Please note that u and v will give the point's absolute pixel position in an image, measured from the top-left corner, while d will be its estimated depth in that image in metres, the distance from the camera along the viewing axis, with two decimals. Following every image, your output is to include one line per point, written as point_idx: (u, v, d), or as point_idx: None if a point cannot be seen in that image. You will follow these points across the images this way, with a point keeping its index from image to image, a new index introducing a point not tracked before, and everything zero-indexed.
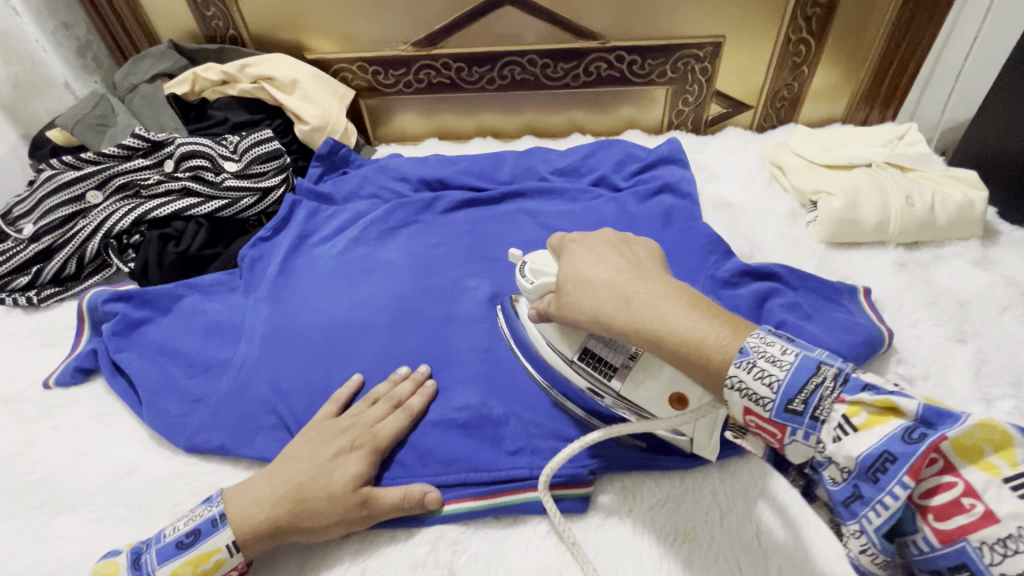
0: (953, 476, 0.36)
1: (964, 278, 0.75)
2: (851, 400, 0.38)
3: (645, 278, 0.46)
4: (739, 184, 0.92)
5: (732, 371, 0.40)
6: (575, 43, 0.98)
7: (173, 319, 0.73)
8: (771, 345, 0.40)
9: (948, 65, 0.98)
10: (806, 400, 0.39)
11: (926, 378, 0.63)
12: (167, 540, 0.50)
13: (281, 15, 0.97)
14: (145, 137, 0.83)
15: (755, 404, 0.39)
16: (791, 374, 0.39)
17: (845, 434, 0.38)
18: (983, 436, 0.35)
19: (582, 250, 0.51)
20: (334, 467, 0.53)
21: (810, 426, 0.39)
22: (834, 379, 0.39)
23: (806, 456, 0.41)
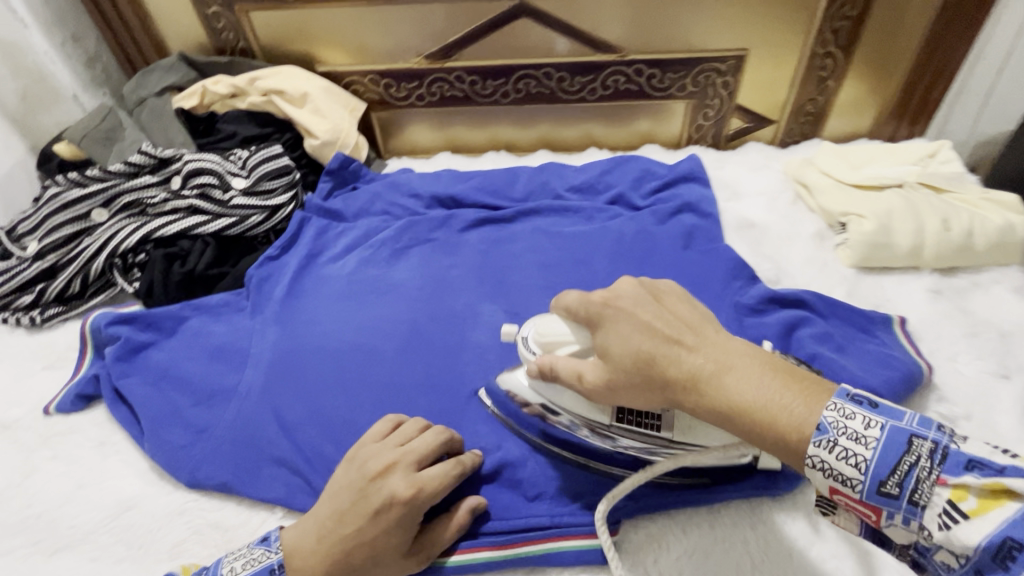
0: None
1: (1005, 307, 0.71)
2: (956, 483, 0.32)
3: (706, 345, 0.42)
4: (762, 203, 0.89)
5: (811, 451, 0.36)
6: (593, 56, 0.95)
7: (177, 342, 0.71)
8: (852, 419, 0.35)
9: (980, 80, 0.94)
10: (901, 483, 0.34)
11: (969, 419, 0.59)
12: None
13: (292, 27, 0.95)
14: (152, 153, 0.81)
15: (842, 486, 0.35)
16: (879, 454, 0.34)
17: (956, 521, 0.32)
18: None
19: (621, 313, 0.45)
20: (378, 532, 0.48)
21: (909, 511, 0.33)
22: (930, 457, 0.33)
23: (908, 542, 0.35)
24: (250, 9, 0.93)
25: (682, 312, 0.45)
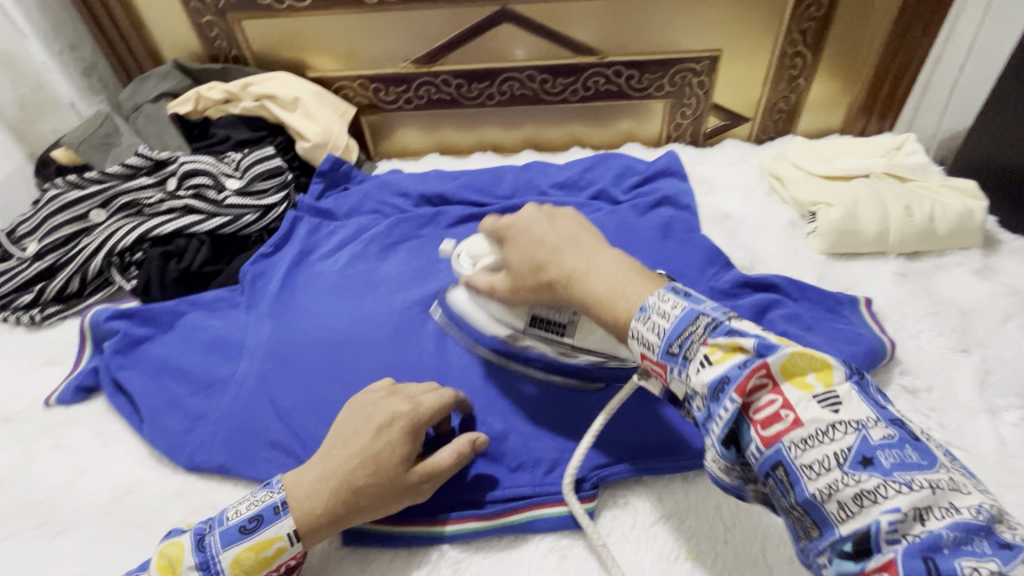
0: (775, 393, 0.38)
1: (966, 288, 0.74)
2: (713, 342, 0.40)
3: (579, 248, 0.52)
4: (738, 195, 0.93)
5: (632, 325, 0.44)
6: (573, 59, 0.99)
7: (175, 335, 0.73)
8: (664, 301, 0.44)
9: (944, 76, 0.98)
10: (682, 344, 0.41)
11: (930, 390, 0.63)
12: (230, 523, 0.49)
13: (283, 35, 0.98)
14: (149, 155, 0.84)
15: (647, 350, 0.43)
16: (674, 322, 0.42)
17: (703, 367, 0.40)
18: (806, 362, 0.39)
19: (519, 230, 0.57)
20: (381, 445, 0.51)
21: (680, 364, 0.41)
22: (705, 327, 0.41)
23: (681, 392, 0.42)
24: (242, 18, 0.96)
25: (574, 226, 0.55)
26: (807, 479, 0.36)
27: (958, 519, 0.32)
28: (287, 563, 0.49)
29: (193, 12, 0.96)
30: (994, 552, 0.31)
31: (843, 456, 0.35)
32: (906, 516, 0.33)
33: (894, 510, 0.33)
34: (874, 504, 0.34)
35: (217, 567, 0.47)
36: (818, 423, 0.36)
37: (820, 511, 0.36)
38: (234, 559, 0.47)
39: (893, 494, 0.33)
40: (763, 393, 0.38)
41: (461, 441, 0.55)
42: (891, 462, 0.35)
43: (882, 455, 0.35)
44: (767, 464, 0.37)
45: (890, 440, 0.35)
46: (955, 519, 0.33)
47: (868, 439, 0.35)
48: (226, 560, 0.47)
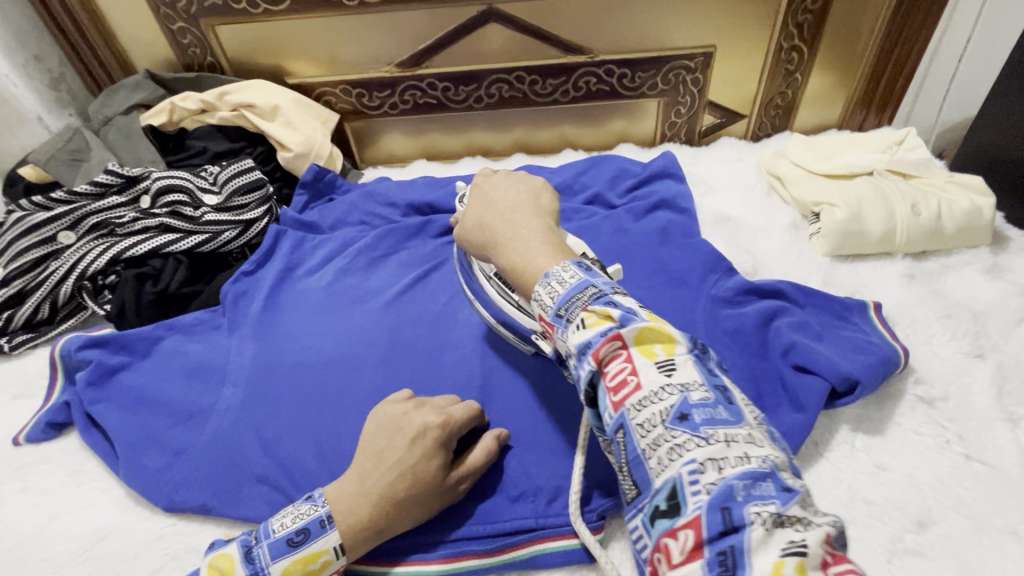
0: (625, 360, 0.39)
1: (976, 288, 0.72)
2: (591, 309, 0.42)
3: (513, 220, 0.53)
4: (738, 196, 0.90)
5: (534, 291, 0.46)
6: (564, 59, 0.96)
7: (152, 363, 0.69)
8: (566, 271, 0.45)
9: (941, 68, 0.96)
10: (566, 309, 0.43)
11: (947, 399, 0.60)
12: (277, 537, 0.47)
13: (260, 41, 0.94)
14: (120, 172, 0.80)
15: (542, 313, 0.45)
16: (565, 290, 0.44)
17: (577, 330, 0.41)
18: (656, 335, 0.40)
19: (482, 191, 0.58)
20: (418, 457, 0.50)
21: (562, 326, 0.43)
22: (590, 295, 0.43)
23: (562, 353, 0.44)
24: (216, 24, 0.92)
25: (522, 199, 0.55)
26: (638, 436, 0.37)
27: (746, 468, 0.34)
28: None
29: (163, 18, 0.91)
30: (777, 497, 0.33)
31: (664, 414, 0.37)
32: (703, 467, 0.34)
33: (691, 461, 0.35)
34: (679, 457, 0.35)
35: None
36: (654, 386, 0.38)
37: (642, 466, 0.37)
38: (282, 570, 0.46)
39: (693, 448, 0.35)
40: (615, 359, 0.39)
41: (484, 443, 0.55)
42: (702, 419, 0.36)
43: (696, 413, 0.36)
44: (612, 426, 0.39)
45: (708, 402, 0.37)
46: (746, 468, 0.34)
47: (690, 401, 0.37)
48: (276, 572, 0.46)
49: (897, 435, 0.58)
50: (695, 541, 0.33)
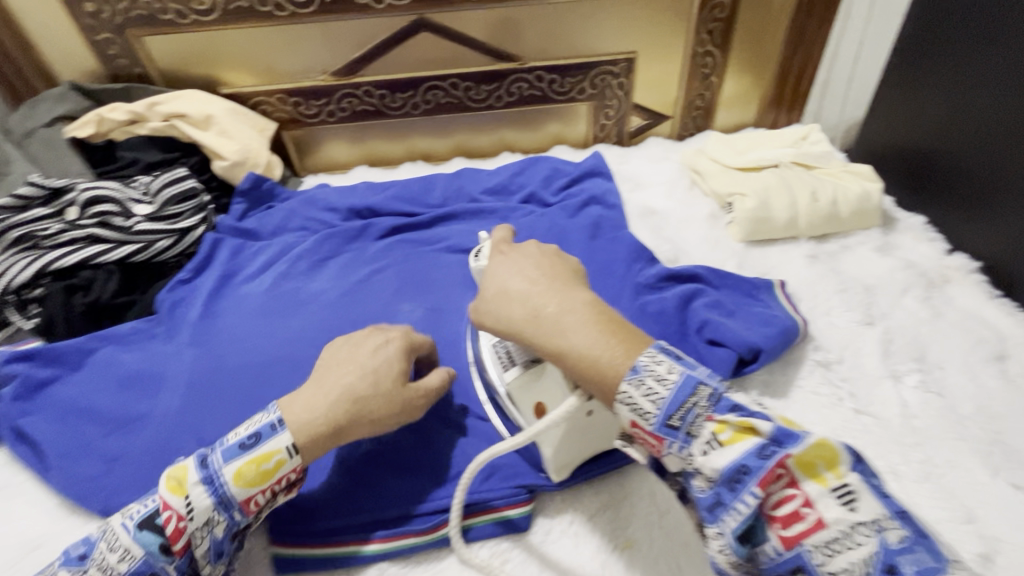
0: (795, 489, 0.37)
1: (869, 265, 0.80)
2: (719, 419, 0.39)
3: (559, 298, 0.48)
4: (663, 191, 0.96)
5: (623, 388, 0.41)
6: (495, 66, 1.00)
7: (84, 374, 0.68)
8: (659, 363, 0.41)
9: (841, 70, 1.05)
10: (683, 417, 0.40)
11: (841, 362, 0.67)
12: (229, 442, 0.49)
13: (191, 51, 0.94)
14: (42, 184, 0.78)
15: (641, 419, 0.41)
16: (673, 392, 0.40)
17: (713, 449, 0.39)
18: (820, 452, 0.37)
19: (511, 260, 0.53)
20: (378, 361, 0.55)
21: (682, 440, 0.40)
22: (708, 400, 0.40)
23: (680, 468, 0.41)
24: (144, 35, 0.91)
25: (560, 272, 0.51)
26: None
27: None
28: (287, 478, 0.50)
29: (86, 29, 0.90)
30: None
31: (866, 562, 0.34)
32: None
33: None
34: None
35: (222, 482, 0.48)
36: (841, 523, 0.36)
37: None
38: (237, 471, 0.48)
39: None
40: (780, 488, 0.37)
41: (437, 372, 0.58)
42: (914, 567, 0.34)
43: (904, 559, 0.34)
44: (789, 566, 0.37)
45: (906, 542, 0.35)
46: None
47: (890, 542, 0.35)
48: (228, 473, 0.48)
49: (798, 396, 0.64)
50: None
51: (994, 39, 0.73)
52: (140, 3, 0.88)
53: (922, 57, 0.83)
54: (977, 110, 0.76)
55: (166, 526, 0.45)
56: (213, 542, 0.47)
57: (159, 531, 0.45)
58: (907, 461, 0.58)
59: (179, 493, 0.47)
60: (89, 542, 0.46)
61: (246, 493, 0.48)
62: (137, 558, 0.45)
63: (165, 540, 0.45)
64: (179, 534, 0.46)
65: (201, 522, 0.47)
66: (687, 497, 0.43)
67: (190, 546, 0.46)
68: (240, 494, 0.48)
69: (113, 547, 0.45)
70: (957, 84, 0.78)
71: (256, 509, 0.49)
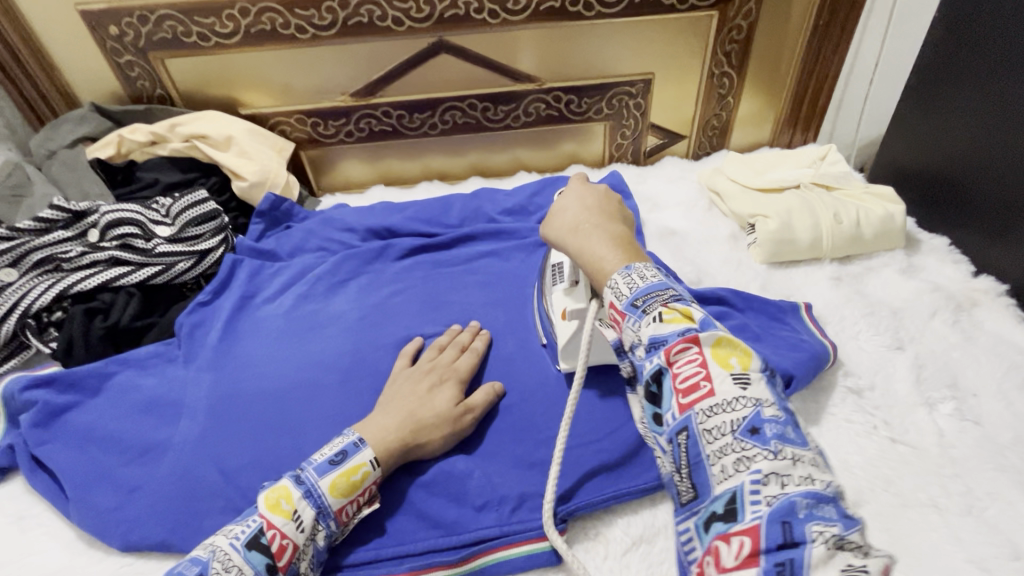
0: (701, 364, 0.40)
1: (896, 287, 0.79)
2: (670, 305, 0.42)
3: (600, 220, 0.53)
4: (681, 211, 0.96)
5: (614, 278, 0.46)
6: (514, 87, 1.00)
7: (103, 401, 0.67)
8: (648, 270, 0.46)
9: (855, 90, 1.06)
10: (644, 301, 0.43)
11: (873, 388, 0.66)
12: (318, 460, 0.53)
13: (211, 73, 0.94)
14: (65, 207, 0.77)
15: (615, 300, 0.45)
16: (645, 286, 0.44)
17: (653, 323, 0.42)
18: (733, 347, 0.41)
19: (579, 189, 0.57)
20: (437, 396, 0.61)
21: (636, 316, 0.43)
22: (671, 295, 0.43)
23: (626, 344, 0.44)
24: (166, 57, 0.92)
25: (611, 209, 0.55)
26: (704, 442, 0.38)
27: (809, 488, 0.36)
28: (370, 489, 0.54)
29: (110, 52, 0.91)
30: (839, 522, 0.35)
31: (735, 424, 0.38)
32: (766, 477, 0.36)
33: (756, 472, 0.36)
34: (744, 468, 0.36)
35: (317, 495, 0.51)
36: (727, 394, 0.39)
37: (704, 471, 0.38)
38: (331, 484, 0.52)
39: (761, 460, 0.36)
40: (689, 361, 0.40)
41: (483, 390, 0.63)
42: (774, 434, 0.37)
43: (768, 427, 0.37)
44: (675, 427, 0.39)
45: (778, 418, 0.38)
46: (807, 487, 0.36)
47: (761, 417, 0.38)
48: (325, 486, 0.51)
49: (831, 424, 0.63)
50: (752, 549, 0.34)
51: (1010, 63, 0.73)
52: (164, 26, 0.88)
53: (942, 79, 0.83)
54: (994, 132, 0.77)
55: (272, 544, 0.47)
56: (311, 554, 0.50)
57: (267, 551, 0.47)
58: (947, 493, 0.56)
59: (282, 509, 0.49)
60: (201, 562, 0.45)
61: (338, 505, 0.52)
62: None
63: (271, 559, 0.47)
64: (284, 550, 0.48)
65: (303, 537, 0.49)
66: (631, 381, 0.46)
67: (292, 562, 0.49)
68: (335, 506, 0.52)
69: (227, 568, 0.45)
70: (978, 105, 0.78)
71: (345, 520, 0.53)
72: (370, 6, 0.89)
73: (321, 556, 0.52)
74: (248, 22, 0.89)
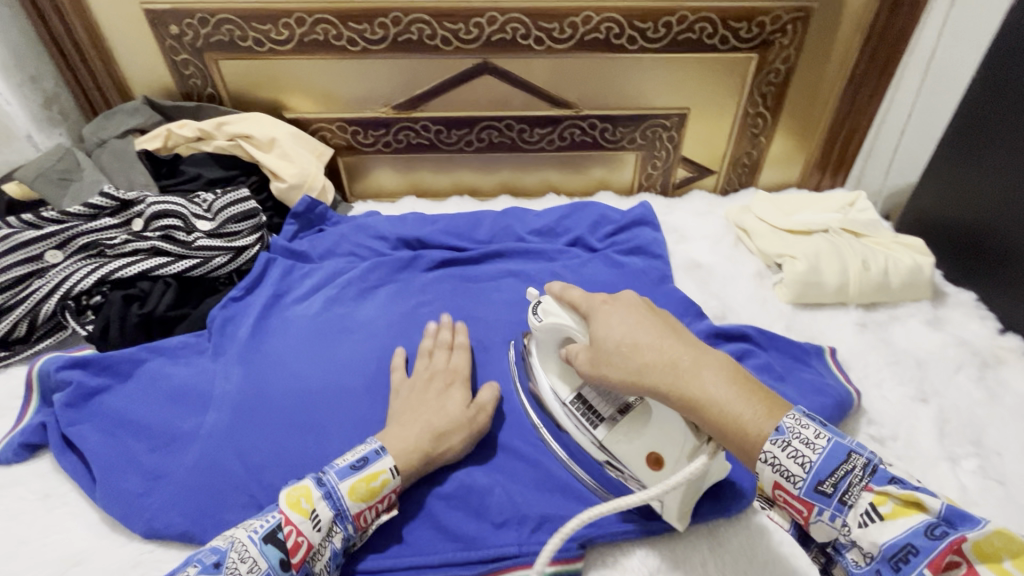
0: (970, 574, 0.37)
1: (920, 338, 0.79)
2: (879, 490, 0.41)
3: (684, 349, 0.48)
4: (707, 245, 0.96)
5: (767, 448, 0.43)
6: (552, 112, 1.02)
7: (133, 386, 0.69)
8: (805, 427, 0.43)
9: (885, 139, 1.07)
10: (836, 484, 0.42)
11: (895, 439, 0.66)
12: (340, 463, 0.54)
13: (261, 76, 0.98)
14: (115, 196, 0.80)
15: (785, 481, 0.43)
16: (822, 458, 0.42)
17: (872, 522, 0.40)
18: (1001, 541, 0.36)
19: (619, 308, 0.52)
20: (442, 399, 0.62)
21: (836, 508, 0.42)
22: (863, 469, 0.42)
23: (829, 538, 0.43)
24: (220, 58, 0.95)
25: (672, 324, 0.51)
26: None
27: None
28: (389, 498, 0.55)
29: (168, 49, 0.94)
30: None
31: None
32: None
33: None
34: None
35: (336, 497, 0.52)
36: None
37: None
38: (351, 488, 0.52)
39: None
40: (954, 571, 0.37)
41: (487, 389, 0.64)
42: None
43: None
44: None
45: None
46: None
47: None
48: (344, 489, 0.52)
49: None
50: None
51: None
52: (222, 29, 0.92)
53: (974, 137, 0.84)
54: None
55: (287, 539, 0.48)
56: (326, 555, 0.51)
57: (282, 546, 0.48)
58: None
59: (300, 507, 0.50)
60: (219, 552, 0.47)
61: (357, 509, 0.52)
62: (262, 570, 0.47)
63: (285, 556, 0.48)
64: (298, 547, 0.48)
65: (319, 537, 0.50)
66: (829, 570, 0.45)
67: (306, 561, 0.49)
68: (352, 510, 0.52)
69: (243, 558, 0.47)
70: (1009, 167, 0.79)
71: (363, 526, 0.53)
72: (421, 25, 0.92)
73: (337, 558, 0.52)
74: (303, 31, 0.92)
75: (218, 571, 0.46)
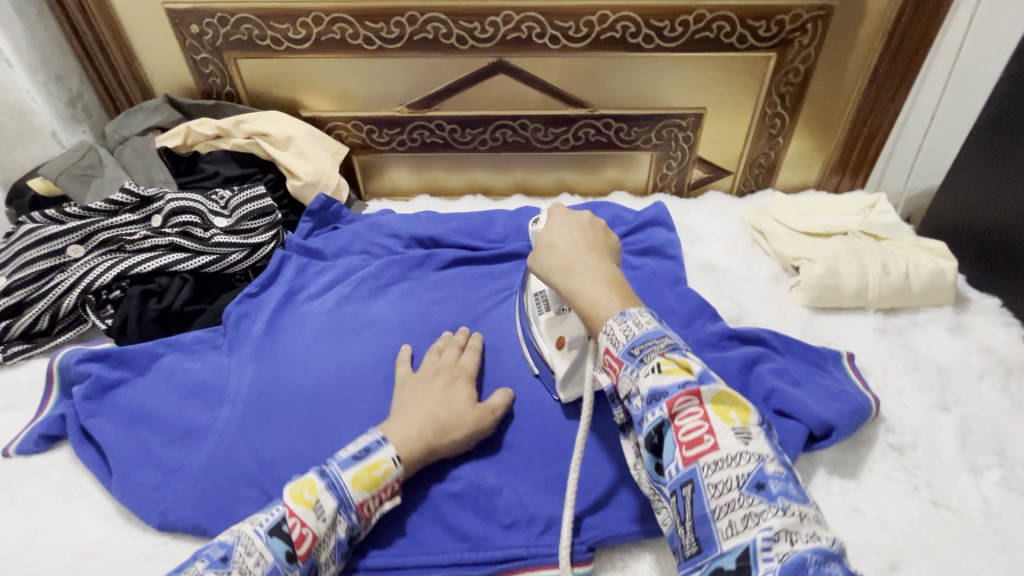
0: (703, 418, 0.42)
1: (942, 345, 0.77)
2: (668, 355, 0.44)
3: (589, 260, 0.52)
4: (723, 247, 0.95)
5: (608, 323, 0.47)
6: (567, 111, 1.02)
7: (150, 380, 0.70)
8: (643, 316, 0.47)
9: (908, 140, 1.04)
10: (643, 350, 0.45)
11: (915, 447, 0.64)
12: (342, 455, 0.54)
13: (278, 74, 0.99)
14: (135, 192, 0.81)
15: (612, 345, 0.46)
16: (643, 333, 0.45)
17: (652, 374, 0.44)
18: (732, 401, 0.43)
19: (564, 222, 0.56)
20: (448, 392, 0.62)
21: (633, 365, 0.45)
22: (665, 343, 0.45)
23: (624, 391, 0.46)
24: (239, 57, 0.96)
25: (601, 244, 0.54)
26: (710, 494, 0.40)
27: (818, 546, 0.37)
28: (391, 487, 0.55)
29: (188, 49, 0.96)
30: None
31: (740, 480, 0.39)
32: (777, 534, 0.37)
33: (766, 529, 0.37)
34: (755, 524, 0.38)
35: (340, 487, 0.52)
36: (733, 450, 0.41)
37: (709, 525, 0.40)
38: (353, 477, 0.52)
39: (772, 517, 0.38)
40: (692, 414, 0.42)
41: (498, 392, 0.64)
42: (778, 492, 0.39)
43: (773, 485, 0.39)
44: (678, 480, 0.41)
45: (780, 476, 0.40)
46: (817, 545, 0.37)
47: (766, 472, 0.40)
48: (347, 480, 0.52)
49: (870, 480, 0.62)
50: None
51: None
52: (241, 28, 0.93)
53: (1000, 139, 0.82)
54: None
55: (293, 531, 0.48)
56: (331, 546, 0.50)
57: (288, 538, 0.47)
58: (992, 566, 0.55)
59: (304, 499, 0.50)
60: (226, 546, 0.47)
61: (360, 499, 0.52)
62: (269, 562, 0.46)
63: (291, 547, 0.47)
64: (304, 539, 0.48)
65: (324, 527, 0.50)
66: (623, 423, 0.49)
67: (311, 552, 0.49)
68: (355, 500, 0.52)
69: (249, 551, 0.46)
70: None
71: (366, 515, 0.53)
72: (437, 24, 0.92)
73: (343, 548, 0.52)
74: (320, 30, 0.93)
75: (226, 565, 0.45)
